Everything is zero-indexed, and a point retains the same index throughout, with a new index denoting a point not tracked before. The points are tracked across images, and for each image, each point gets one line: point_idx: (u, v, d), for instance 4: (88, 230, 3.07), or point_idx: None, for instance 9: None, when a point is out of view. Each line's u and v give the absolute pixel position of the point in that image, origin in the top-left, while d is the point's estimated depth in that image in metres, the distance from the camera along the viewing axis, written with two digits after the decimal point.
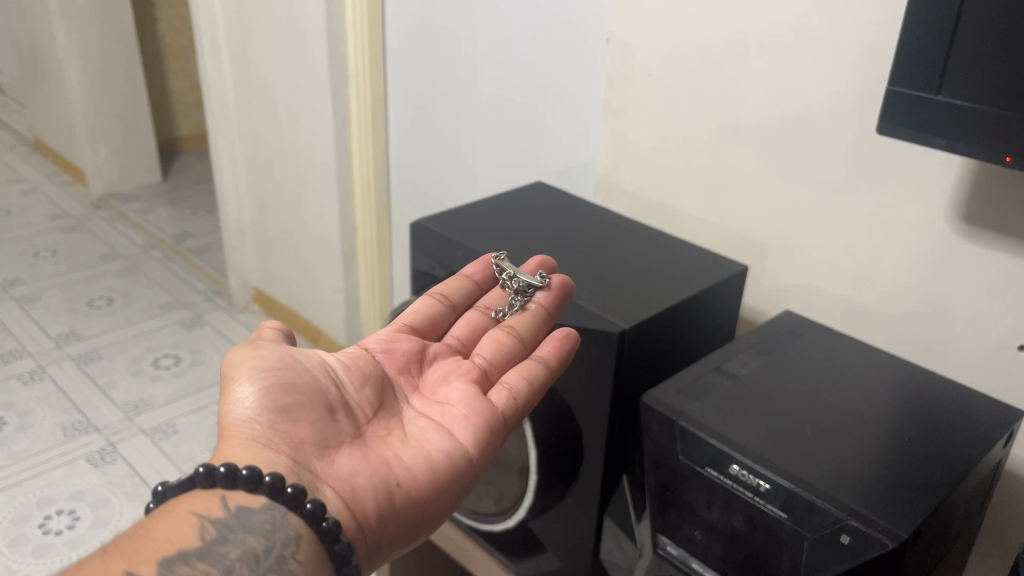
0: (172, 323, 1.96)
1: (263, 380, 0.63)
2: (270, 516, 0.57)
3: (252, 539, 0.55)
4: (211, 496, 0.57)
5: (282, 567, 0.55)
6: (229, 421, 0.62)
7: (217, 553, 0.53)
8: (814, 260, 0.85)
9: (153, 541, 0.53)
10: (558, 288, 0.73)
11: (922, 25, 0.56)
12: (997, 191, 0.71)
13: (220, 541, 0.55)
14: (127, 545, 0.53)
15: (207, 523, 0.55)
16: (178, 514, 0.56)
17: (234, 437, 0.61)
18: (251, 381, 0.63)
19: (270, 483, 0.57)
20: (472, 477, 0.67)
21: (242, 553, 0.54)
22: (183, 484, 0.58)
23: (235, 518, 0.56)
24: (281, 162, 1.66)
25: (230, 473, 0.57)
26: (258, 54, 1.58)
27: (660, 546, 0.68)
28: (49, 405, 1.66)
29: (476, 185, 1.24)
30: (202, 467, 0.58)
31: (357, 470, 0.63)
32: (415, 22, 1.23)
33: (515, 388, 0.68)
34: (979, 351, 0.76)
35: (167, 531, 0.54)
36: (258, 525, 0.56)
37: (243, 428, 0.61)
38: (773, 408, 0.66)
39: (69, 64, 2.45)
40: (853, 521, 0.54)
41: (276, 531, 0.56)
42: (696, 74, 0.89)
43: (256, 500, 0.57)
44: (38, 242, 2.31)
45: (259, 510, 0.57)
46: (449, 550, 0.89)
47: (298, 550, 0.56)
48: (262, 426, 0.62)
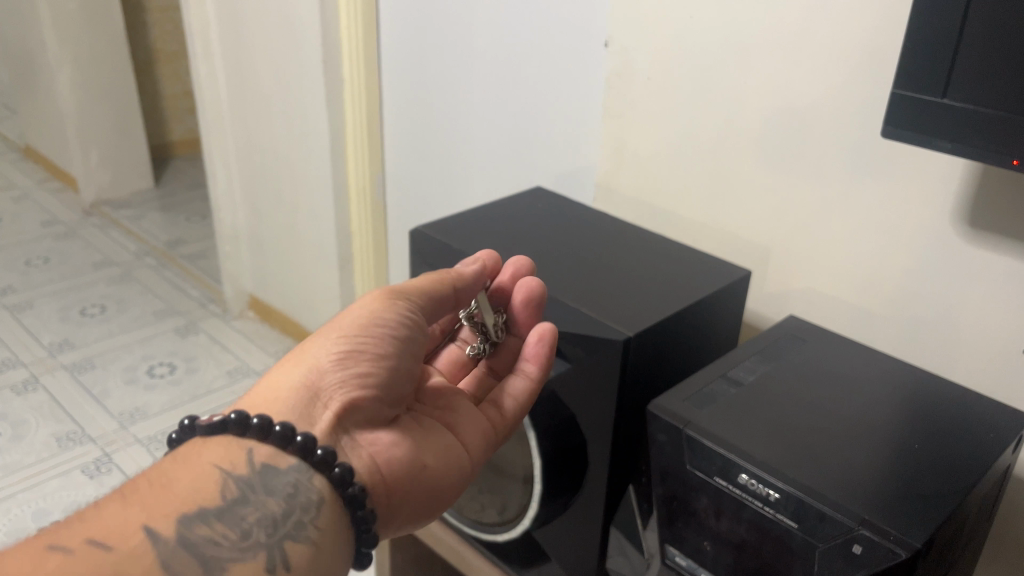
0: (167, 331, 1.95)
1: (360, 341, 0.63)
2: (295, 478, 0.58)
3: (272, 502, 0.56)
4: (238, 448, 0.58)
5: (300, 534, 0.56)
6: (305, 361, 0.62)
7: (236, 516, 0.55)
8: (816, 263, 0.84)
9: (175, 494, 0.55)
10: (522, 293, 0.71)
11: (926, 29, 0.56)
12: (1002, 193, 0.70)
13: (240, 502, 0.56)
14: (150, 496, 0.54)
15: (229, 479, 0.57)
16: (201, 465, 0.57)
17: (298, 380, 0.62)
18: (347, 338, 0.62)
19: (303, 443, 0.58)
20: (470, 475, 0.69)
21: (261, 517, 0.56)
22: (211, 428, 0.59)
23: (258, 477, 0.57)
24: (275, 167, 1.65)
25: (264, 426, 0.58)
26: (251, 58, 1.57)
27: (668, 556, 0.67)
28: (43, 415, 1.65)
29: (473, 189, 1.23)
30: (235, 415, 0.58)
31: (394, 449, 0.63)
32: (410, 25, 1.21)
33: (506, 407, 0.70)
34: (986, 354, 0.75)
35: (190, 484, 0.56)
36: (280, 487, 0.57)
37: (311, 377, 0.62)
38: (780, 415, 0.65)
39: (60, 70, 2.43)
40: (864, 531, 0.54)
41: (298, 496, 0.57)
42: (696, 78, 0.88)
43: (283, 460, 0.58)
44: (30, 250, 2.29)
45: (284, 471, 0.58)
46: (453, 561, 0.87)
47: (317, 516, 0.57)
48: (330, 384, 0.61)
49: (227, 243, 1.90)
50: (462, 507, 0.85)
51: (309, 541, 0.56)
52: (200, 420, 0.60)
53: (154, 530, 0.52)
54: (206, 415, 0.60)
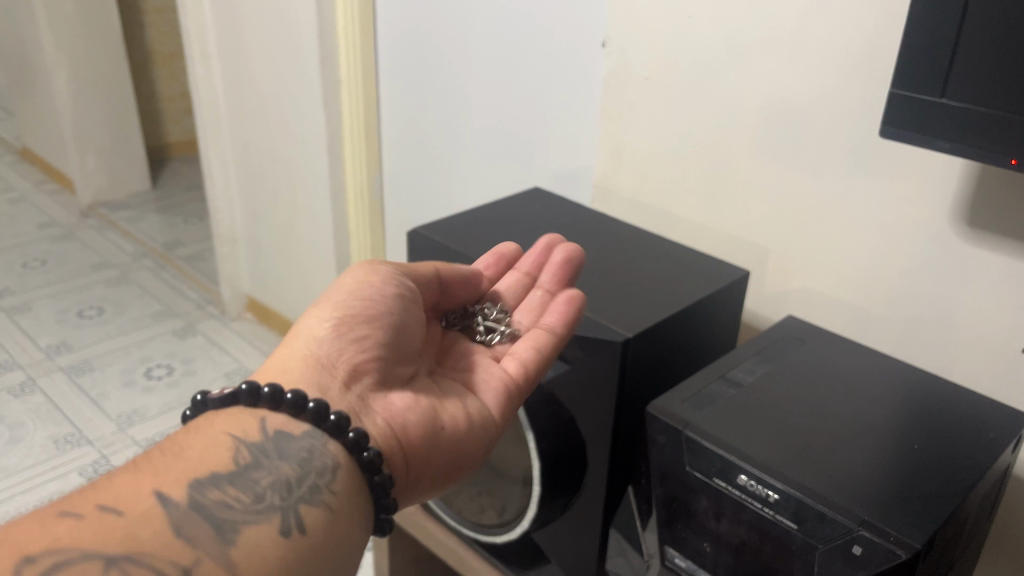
0: (165, 332, 1.94)
1: (353, 304, 0.63)
2: (310, 444, 0.57)
3: (286, 467, 0.56)
4: (251, 417, 0.58)
5: (316, 497, 0.55)
6: (305, 334, 0.62)
7: (250, 480, 0.54)
8: (816, 262, 0.84)
9: (187, 461, 0.54)
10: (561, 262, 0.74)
11: (925, 29, 0.56)
12: (1001, 193, 0.70)
13: (253, 467, 0.55)
14: (162, 462, 0.53)
15: (242, 446, 0.56)
16: (214, 435, 0.56)
17: (300, 355, 0.61)
18: (338, 305, 0.63)
19: (315, 409, 0.57)
20: (495, 437, 0.68)
21: (275, 481, 0.54)
22: (223, 400, 0.59)
23: (271, 443, 0.57)
24: (273, 168, 1.65)
25: (275, 395, 0.58)
26: (248, 59, 1.56)
27: (668, 558, 0.67)
28: (41, 417, 1.64)
29: (470, 190, 1.23)
30: (246, 386, 0.58)
31: (410, 409, 0.63)
32: (408, 25, 1.21)
33: (524, 359, 0.69)
34: (985, 354, 0.75)
35: (202, 451, 0.55)
36: (294, 452, 0.56)
37: (312, 347, 0.62)
38: (780, 416, 0.65)
39: (57, 72, 2.43)
40: (864, 532, 0.54)
41: (314, 459, 0.57)
42: (693, 79, 0.88)
43: (298, 427, 0.58)
44: (27, 252, 2.29)
45: (299, 437, 0.58)
46: (451, 563, 0.87)
47: (333, 480, 0.56)
48: (331, 350, 0.61)
49: (225, 245, 1.90)
50: (463, 509, 0.85)
51: (325, 506, 0.55)
52: (213, 395, 0.60)
53: (165, 494, 0.50)
54: (218, 390, 0.60)
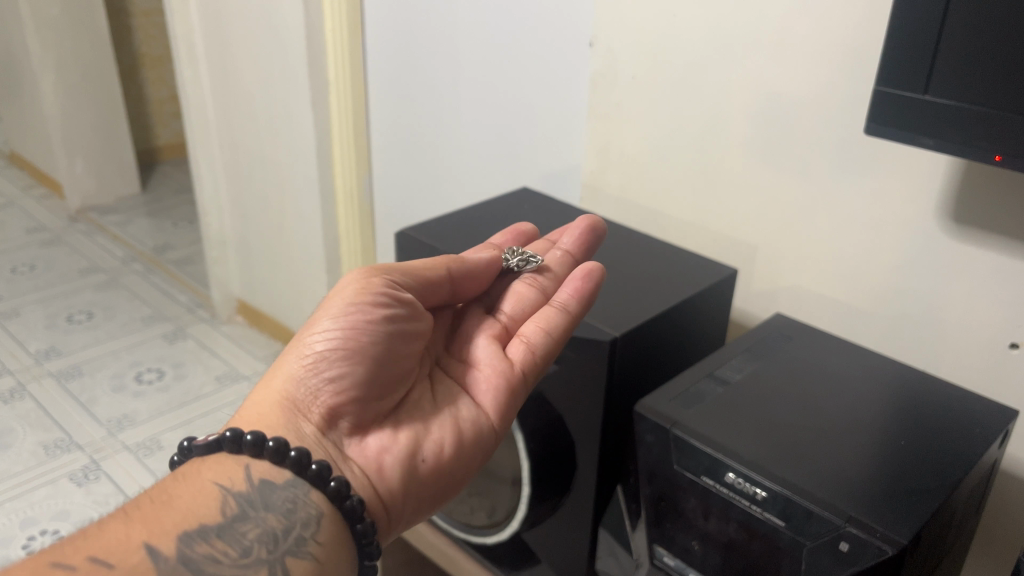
0: (155, 336, 1.93)
1: (331, 340, 0.60)
2: (292, 494, 0.57)
3: (272, 517, 0.55)
4: (235, 464, 0.58)
5: (301, 550, 0.55)
6: (282, 373, 0.62)
7: (237, 533, 0.54)
8: (803, 260, 0.85)
9: (175, 511, 0.54)
10: (583, 232, 0.74)
11: (907, 29, 0.56)
12: (985, 190, 0.70)
13: (240, 518, 0.55)
14: (152, 512, 0.54)
15: (229, 495, 0.56)
16: (202, 483, 0.56)
17: (277, 396, 0.61)
18: (317, 338, 0.61)
19: (296, 458, 0.57)
20: (492, 447, 0.67)
21: (261, 533, 0.55)
22: (208, 447, 0.58)
23: (257, 493, 0.56)
24: (261, 171, 1.64)
25: (257, 441, 0.57)
26: (236, 62, 1.56)
27: (657, 557, 0.67)
28: (30, 423, 1.63)
29: (459, 191, 1.23)
30: (228, 432, 0.58)
31: (385, 447, 0.62)
32: (396, 25, 1.21)
33: (533, 340, 0.66)
34: (972, 350, 0.75)
35: (191, 501, 0.55)
36: (279, 502, 0.56)
37: (288, 387, 0.61)
38: (767, 413, 0.65)
39: (45, 76, 2.41)
40: (851, 528, 0.54)
41: (297, 511, 0.56)
42: (680, 76, 0.88)
43: (280, 474, 0.57)
44: (15, 257, 2.27)
45: (282, 486, 0.57)
46: (443, 563, 0.87)
47: (318, 531, 0.56)
48: (306, 390, 0.61)
49: (214, 248, 1.89)
50: (453, 510, 0.85)
51: (311, 557, 0.55)
52: (199, 441, 0.59)
53: (153, 547, 0.51)
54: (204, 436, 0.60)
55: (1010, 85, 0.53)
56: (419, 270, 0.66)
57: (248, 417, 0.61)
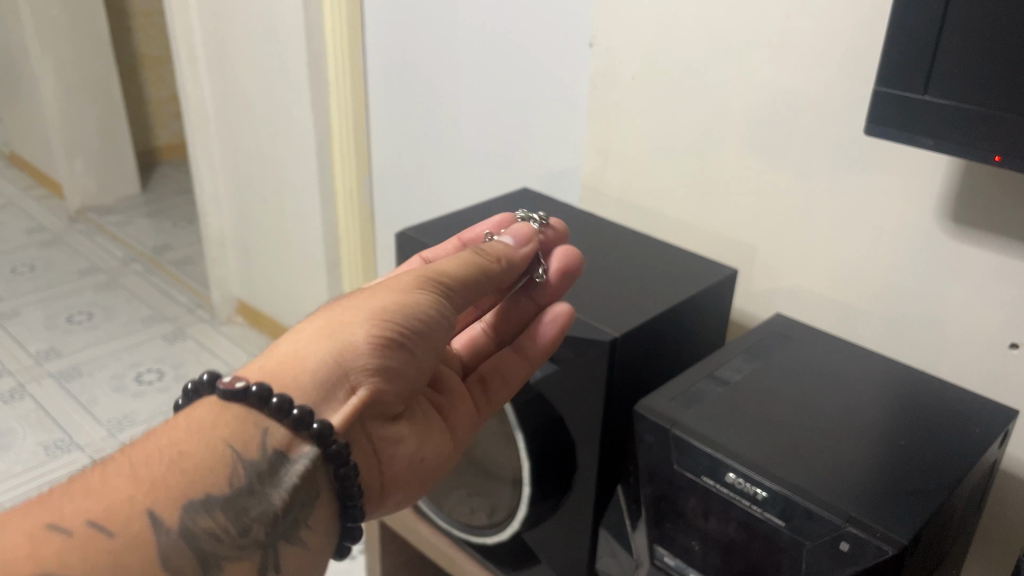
0: (155, 337, 1.93)
1: (401, 333, 0.59)
2: (303, 468, 0.55)
3: (278, 496, 0.54)
4: (253, 425, 0.54)
5: (294, 536, 0.55)
6: (337, 337, 0.58)
7: (240, 508, 0.52)
8: (803, 261, 0.85)
9: (182, 473, 0.51)
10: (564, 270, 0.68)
11: (907, 28, 0.56)
12: (985, 190, 0.70)
13: (247, 492, 0.53)
14: (159, 472, 0.50)
15: (240, 462, 0.53)
16: (213, 441, 0.53)
17: (325, 358, 0.57)
18: (387, 325, 0.58)
19: (320, 432, 0.55)
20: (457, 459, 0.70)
21: (264, 514, 0.53)
22: (232, 394, 0.54)
23: (269, 464, 0.54)
24: (262, 171, 1.64)
25: (282, 406, 0.54)
26: (236, 62, 1.56)
27: (657, 556, 0.67)
28: (29, 424, 1.63)
29: (459, 192, 1.23)
30: (256, 386, 0.54)
31: (401, 440, 0.63)
32: (396, 26, 1.21)
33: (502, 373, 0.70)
34: (972, 350, 0.75)
35: (200, 461, 0.52)
36: (287, 480, 0.54)
37: (340, 355, 0.57)
38: (766, 412, 0.65)
39: (45, 77, 2.41)
40: (851, 528, 0.54)
41: (301, 492, 0.55)
42: (679, 76, 0.88)
43: (293, 446, 0.55)
44: (15, 258, 2.27)
45: (295, 461, 0.55)
46: (442, 563, 0.87)
47: (310, 516, 0.56)
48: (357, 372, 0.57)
49: (214, 248, 1.89)
50: (453, 510, 0.85)
51: (301, 543, 0.55)
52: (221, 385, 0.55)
53: (158, 516, 0.49)
54: (228, 378, 0.55)
55: (1011, 85, 0.53)
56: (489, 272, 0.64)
57: (279, 374, 0.56)
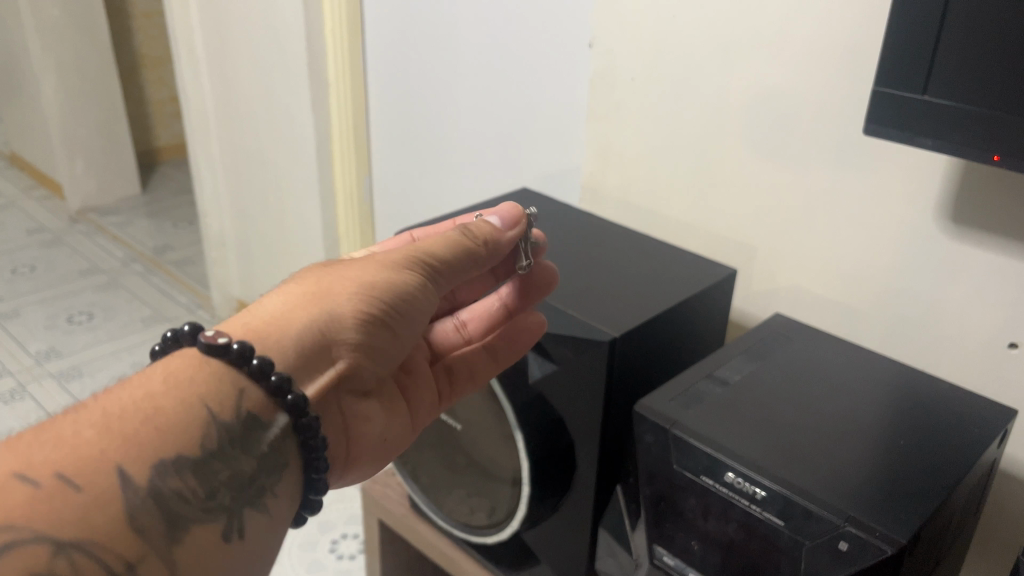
0: (155, 337, 1.93)
1: (386, 311, 0.61)
2: (275, 437, 0.55)
3: (247, 462, 0.53)
4: (231, 385, 0.53)
5: (260, 504, 0.53)
6: (324, 307, 0.59)
7: (210, 472, 0.50)
8: (802, 261, 0.85)
9: (155, 429, 0.49)
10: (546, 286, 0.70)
11: (906, 27, 0.56)
12: (984, 190, 0.70)
13: (218, 455, 0.51)
14: (132, 425, 0.48)
15: (214, 423, 0.51)
16: (189, 399, 0.51)
17: (310, 327, 0.58)
18: (376, 302, 0.60)
19: (293, 403, 0.55)
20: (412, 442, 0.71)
21: (233, 479, 0.52)
22: (213, 349, 0.53)
23: (241, 429, 0.53)
24: (262, 172, 1.65)
25: (262, 369, 0.54)
26: (236, 63, 1.56)
27: (656, 556, 0.67)
28: (30, 423, 1.63)
29: (459, 192, 1.23)
30: (239, 345, 0.53)
31: (369, 418, 0.64)
32: (396, 27, 1.21)
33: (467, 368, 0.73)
34: (971, 350, 0.76)
35: (175, 417, 0.50)
36: (259, 446, 0.54)
37: (325, 326, 0.59)
38: (764, 412, 0.65)
39: (45, 78, 2.42)
40: (850, 528, 0.54)
41: (268, 459, 0.54)
42: (679, 77, 0.88)
43: (269, 411, 0.55)
44: (15, 258, 2.27)
45: (268, 429, 0.54)
46: (442, 563, 0.87)
47: (276, 484, 0.55)
48: (341, 345, 0.59)
49: (214, 248, 1.89)
50: (452, 510, 0.85)
51: (266, 512, 0.54)
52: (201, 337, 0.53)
53: (129, 475, 0.46)
54: (210, 332, 0.54)
55: (1011, 85, 0.53)
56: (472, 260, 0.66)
57: (265, 335, 0.57)
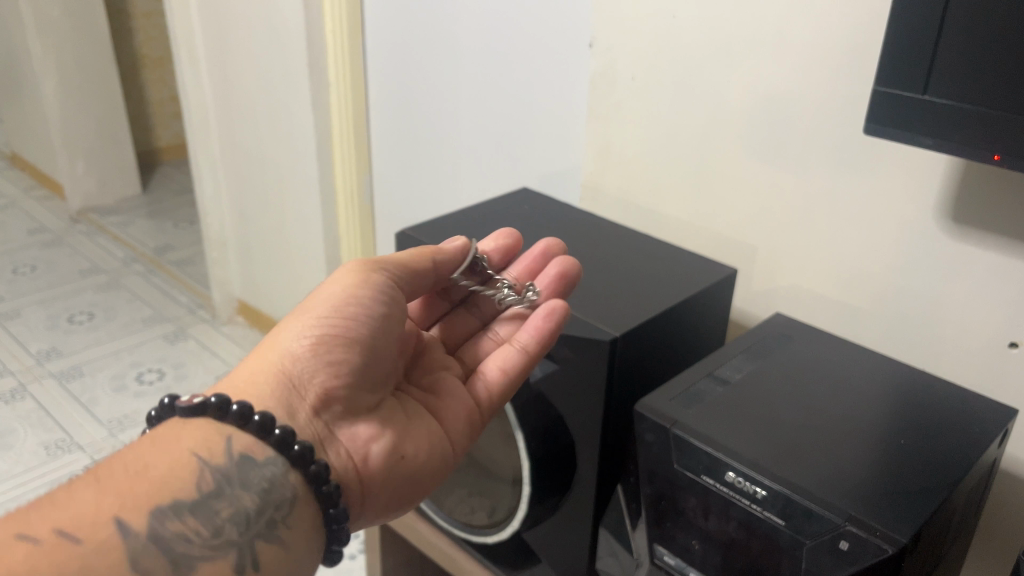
0: (156, 338, 1.93)
1: (333, 330, 0.61)
2: (272, 472, 0.58)
3: (247, 497, 0.56)
4: (217, 433, 0.58)
5: (272, 533, 0.56)
6: (279, 347, 0.62)
7: (210, 511, 0.54)
8: (804, 261, 0.85)
9: (148, 482, 0.53)
10: (555, 281, 0.70)
11: (905, 27, 0.56)
12: (985, 189, 0.70)
13: (215, 495, 0.55)
14: (125, 482, 0.53)
15: (206, 469, 0.56)
16: (178, 453, 0.56)
17: (273, 370, 0.62)
18: (320, 325, 0.61)
19: (281, 437, 0.58)
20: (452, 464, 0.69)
21: (234, 513, 0.55)
22: (191, 409, 0.58)
23: (235, 468, 0.57)
24: (262, 172, 1.65)
25: (243, 413, 0.58)
26: (236, 63, 1.56)
27: (657, 555, 0.67)
28: (30, 424, 1.63)
29: (459, 191, 1.23)
30: (214, 398, 0.58)
31: (372, 437, 0.64)
32: (396, 27, 1.21)
33: (491, 376, 0.69)
34: (973, 348, 0.75)
35: (166, 469, 0.55)
36: (256, 481, 0.57)
37: (285, 363, 0.61)
38: (766, 411, 0.65)
39: (46, 78, 2.42)
40: (851, 527, 0.54)
41: (273, 492, 0.57)
42: (678, 78, 0.88)
43: (262, 450, 0.58)
44: (16, 258, 2.27)
45: (262, 464, 0.58)
46: (443, 563, 0.87)
47: (289, 515, 0.57)
48: (303, 373, 0.61)
49: (215, 249, 1.89)
50: (453, 510, 0.85)
51: (280, 542, 0.57)
52: (182, 401, 0.59)
53: (125, 523, 0.51)
54: (188, 395, 0.59)
55: (1011, 84, 0.53)
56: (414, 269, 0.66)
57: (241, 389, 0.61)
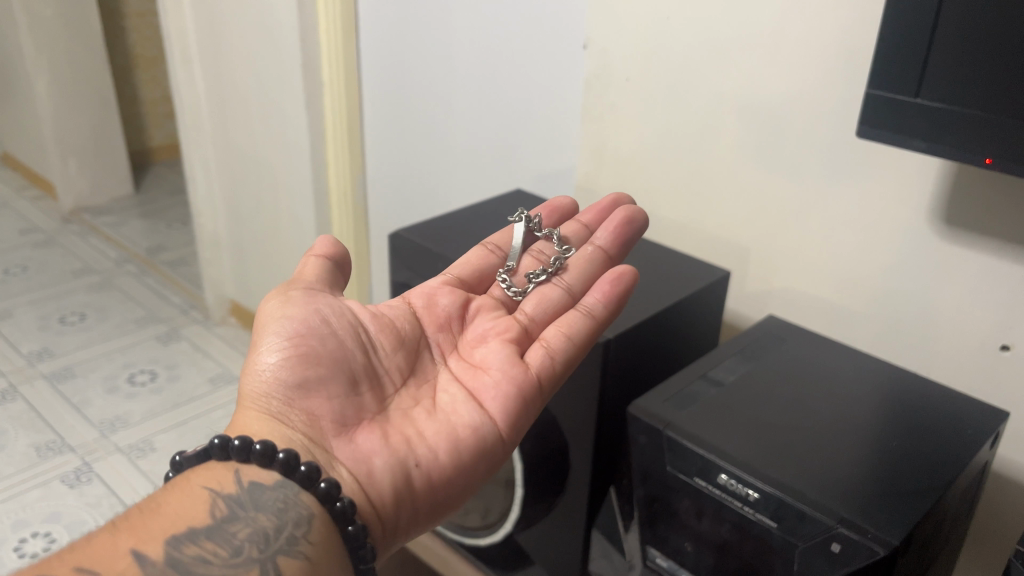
0: (148, 339, 1.92)
1: (286, 347, 0.61)
2: (282, 494, 0.56)
3: (263, 517, 0.54)
4: (225, 470, 0.57)
5: (293, 549, 0.54)
6: (247, 392, 0.61)
7: (226, 533, 0.53)
8: (796, 264, 0.85)
9: (162, 516, 0.53)
10: (617, 227, 0.75)
11: (897, 32, 0.56)
12: (976, 192, 0.71)
13: (229, 519, 0.54)
14: (138, 521, 0.52)
15: (219, 498, 0.55)
16: (190, 489, 0.55)
17: (251, 413, 0.60)
18: (272, 348, 0.61)
19: (285, 460, 0.56)
20: (502, 454, 0.64)
21: (252, 533, 0.53)
22: (198, 456, 0.58)
23: (246, 494, 0.55)
24: (255, 172, 1.64)
25: (245, 447, 0.56)
26: (229, 62, 1.56)
27: (649, 558, 0.67)
28: (22, 425, 1.62)
29: (453, 192, 1.23)
30: (217, 438, 0.57)
31: (375, 450, 0.61)
32: (392, 27, 1.20)
33: (554, 343, 0.65)
34: (965, 350, 0.76)
35: (179, 505, 0.54)
36: (270, 502, 0.55)
37: (260, 401, 0.60)
38: (759, 415, 0.65)
39: (38, 77, 2.41)
40: (842, 529, 0.54)
41: (289, 510, 0.55)
42: (673, 80, 0.88)
43: (271, 476, 0.56)
44: (7, 258, 2.26)
45: (272, 487, 0.56)
46: (436, 565, 0.87)
47: (310, 530, 0.55)
48: (279, 401, 0.60)
49: (208, 249, 1.89)
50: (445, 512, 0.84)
51: (303, 557, 0.54)
52: (190, 452, 0.59)
53: (141, 552, 0.50)
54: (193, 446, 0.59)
55: (1003, 88, 0.53)
56: (331, 273, 0.67)
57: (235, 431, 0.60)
